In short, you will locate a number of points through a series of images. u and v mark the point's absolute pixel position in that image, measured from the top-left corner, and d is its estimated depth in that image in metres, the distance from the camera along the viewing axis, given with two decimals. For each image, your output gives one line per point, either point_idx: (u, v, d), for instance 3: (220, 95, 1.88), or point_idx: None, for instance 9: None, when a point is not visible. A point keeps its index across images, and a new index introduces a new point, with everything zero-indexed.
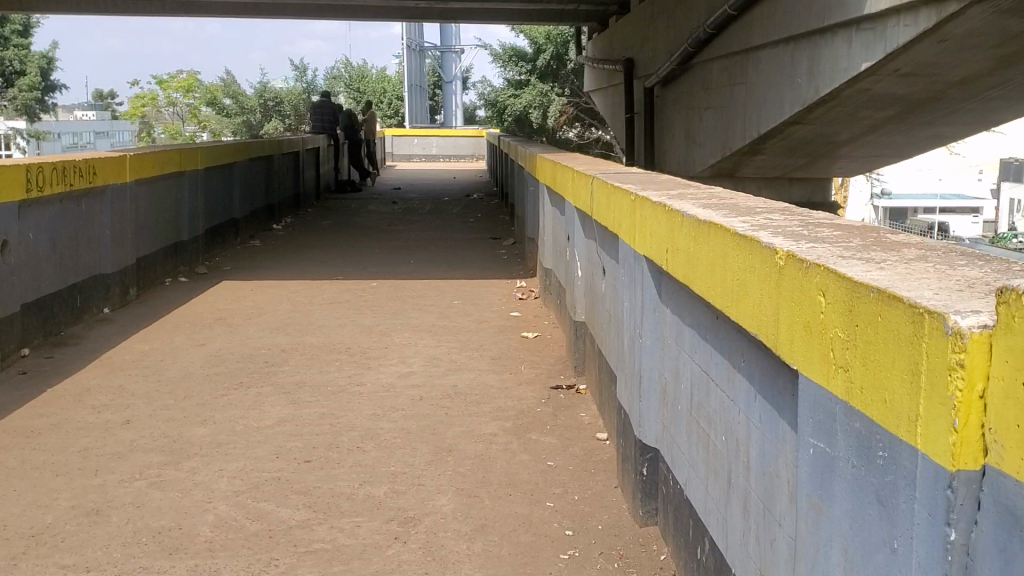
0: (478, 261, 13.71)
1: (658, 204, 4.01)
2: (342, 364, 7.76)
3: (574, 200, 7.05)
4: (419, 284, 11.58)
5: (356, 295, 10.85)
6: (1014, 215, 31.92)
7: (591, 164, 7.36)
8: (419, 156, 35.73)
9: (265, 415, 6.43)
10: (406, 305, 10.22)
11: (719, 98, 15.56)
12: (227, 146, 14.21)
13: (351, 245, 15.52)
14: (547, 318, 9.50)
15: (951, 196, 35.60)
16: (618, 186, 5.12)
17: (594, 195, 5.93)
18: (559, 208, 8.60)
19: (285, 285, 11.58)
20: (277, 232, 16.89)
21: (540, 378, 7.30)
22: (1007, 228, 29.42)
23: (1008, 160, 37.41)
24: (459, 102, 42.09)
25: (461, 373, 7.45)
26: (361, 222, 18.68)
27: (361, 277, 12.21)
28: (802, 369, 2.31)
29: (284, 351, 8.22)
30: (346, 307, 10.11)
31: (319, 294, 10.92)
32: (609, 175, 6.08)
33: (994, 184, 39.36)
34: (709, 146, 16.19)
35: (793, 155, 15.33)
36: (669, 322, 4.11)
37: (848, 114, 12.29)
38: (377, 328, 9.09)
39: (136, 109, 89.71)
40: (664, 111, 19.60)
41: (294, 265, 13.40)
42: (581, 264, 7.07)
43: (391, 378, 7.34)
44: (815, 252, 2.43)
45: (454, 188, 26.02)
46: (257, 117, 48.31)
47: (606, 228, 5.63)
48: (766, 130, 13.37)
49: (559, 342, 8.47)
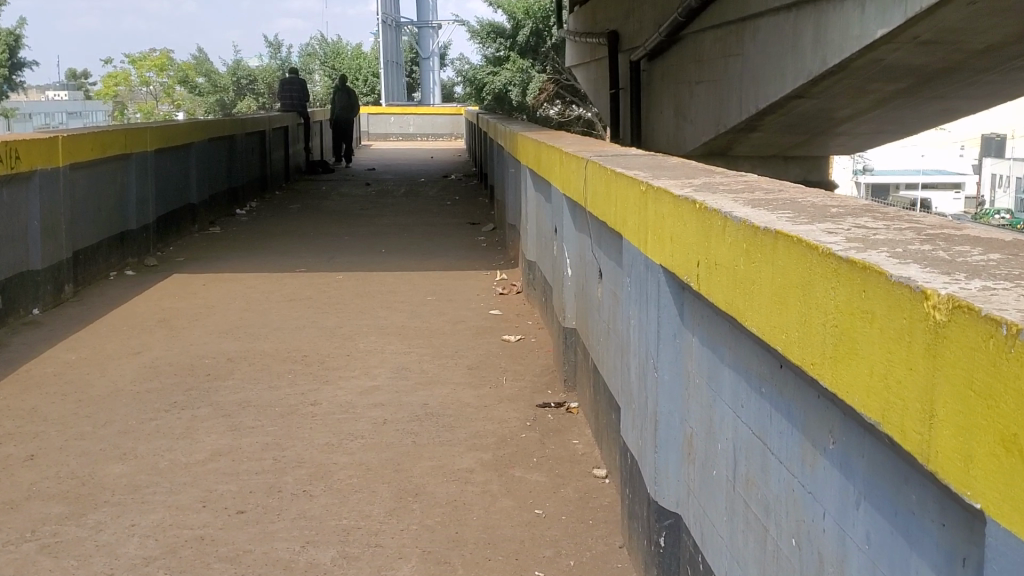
0: (454, 249, 12.68)
1: (682, 199, 3.00)
2: (297, 378, 6.73)
3: (561, 187, 6.05)
4: (389, 277, 10.53)
5: (319, 290, 9.80)
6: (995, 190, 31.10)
7: (582, 145, 6.35)
8: (395, 135, 34.58)
9: (196, 447, 5.39)
10: (374, 303, 9.17)
11: (713, 72, 14.54)
12: (182, 127, 13.13)
13: (319, 232, 14.46)
14: (531, 317, 8.48)
15: (936, 172, 34.76)
16: (621, 171, 4.12)
17: (589, 181, 4.91)
18: (544, 194, 7.58)
19: (243, 279, 10.52)
20: (240, 219, 15.80)
21: (525, 394, 6.28)
22: (991, 205, 28.59)
23: (993, 134, 36.72)
24: (436, 80, 40.93)
25: (433, 388, 6.43)
26: (331, 207, 17.61)
27: (327, 268, 11.16)
28: (990, 509, 1.33)
29: (231, 362, 7.17)
30: (307, 306, 9.07)
31: (278, 289, 9.87)
32: (604, 157, 5.08)
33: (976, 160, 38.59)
34: (702, 123, 15.17)
35: (791, 132, 14.34)
36: (697, 356, 3.11)
37: (856, 87, 11.28)
38: (339, 331, 8.05)
39: (108, 89, 87.79)
40: (652, 86, 18.55)
41: (254, 255, 12.34)
42: (572, 262, 6.05)
43: (351, 395, 6.31)
44: (998, 299, 1.44)
45: (431, 168, 24.94)
46: (229, 96, 47.02)
47: (604, 223, 4.63)
48: (765, 105, 12.36)
49: (544, 346, 7.46)
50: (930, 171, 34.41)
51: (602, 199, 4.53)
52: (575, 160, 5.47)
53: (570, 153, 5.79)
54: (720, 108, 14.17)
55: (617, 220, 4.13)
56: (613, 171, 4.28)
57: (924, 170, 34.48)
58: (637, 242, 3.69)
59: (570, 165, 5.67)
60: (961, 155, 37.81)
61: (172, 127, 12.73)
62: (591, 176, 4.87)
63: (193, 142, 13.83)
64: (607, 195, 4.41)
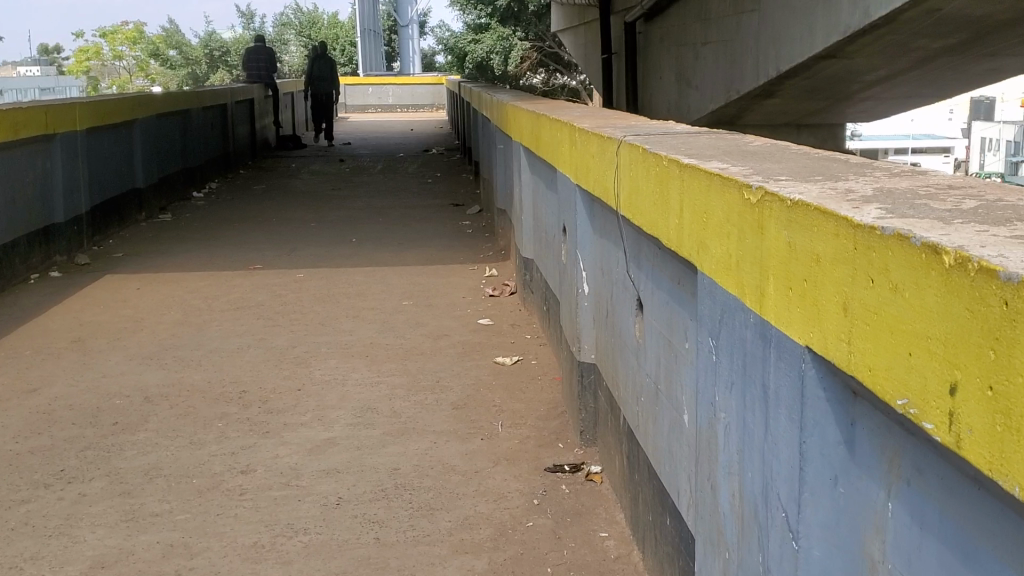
0: (435, 237, 11.13)
1: (882, 238, 1.48)
2: (228, 428, 5.16)
3: (573, 176, 4.50)
4: (359, 276, 8.97)
5: (273, 295, 8.22)
6: (987, 155, 30.01)
7: (599, 119, 4.78)
8: (374, 107, 32.87)
9: (70, 555, 3.83)
10: (337, 312, 7.60)
11: (722, 31, 12.96)
12: (119, 101, 11.52)
13: (283, 218, 12.86)
14: (529, 330, 6.93)
15: (929, 138, 33.54)
16: (684, 161, 2.59)
17: (622, 172, 3.36)
18: (546, 180, 6.01)
19: (185, 280, 8.93)
20: (196, 203, 14.20)
21: (527, 451, 4.73)
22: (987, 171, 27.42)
23: (983, 97, 35.70)
24: (415, 49, 39.17)
25: (406, 442, 4.88)
26: (300, 187, 16.01)
27: (288, 264, 9.59)
28: None
29: (148, 404, 5.59)
30: (257, 317, 7.49)
31: (225, 294, 8.28)
32: (643, 134, 3.54)
33: (966, 123, 37.45)
34: (710, 90, 13.60)
35: (812, 98, 12.79)
36: (895, 543, 1.60)
37: (897, 45, 9.75)
38: (292, 353, 6.49)
39: (82, 63, 85.49)
40: (650, 50, 16.96)
41: (203, 248, 10.74)
42: (589, 276, 4.49)
43: (296, 456, 4.74)
44: None
45: (412, 142, 23.33)
46: (200, 69, 45.07)
47: (650, 235, 3.08)
48: (788, 67, 10.83)
49: (549, 373, 5.91)
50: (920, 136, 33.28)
51: (647, 200, 3.01)
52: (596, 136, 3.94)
53: (587, 129, 4.25)
54: (732, 71, 12.62)
55: (681, 237, 2.61)
56: (668, 159, 2.77)
57: (915, 135, 33.32)
58: (732, 284, 2.18)
59: (586, 144, 4.14)
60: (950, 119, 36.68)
61: (107, 102, 11.11)
62: (624, 163, 3.36)
63: (136, 118, 12.21)
64: (657, 194, 2.88)
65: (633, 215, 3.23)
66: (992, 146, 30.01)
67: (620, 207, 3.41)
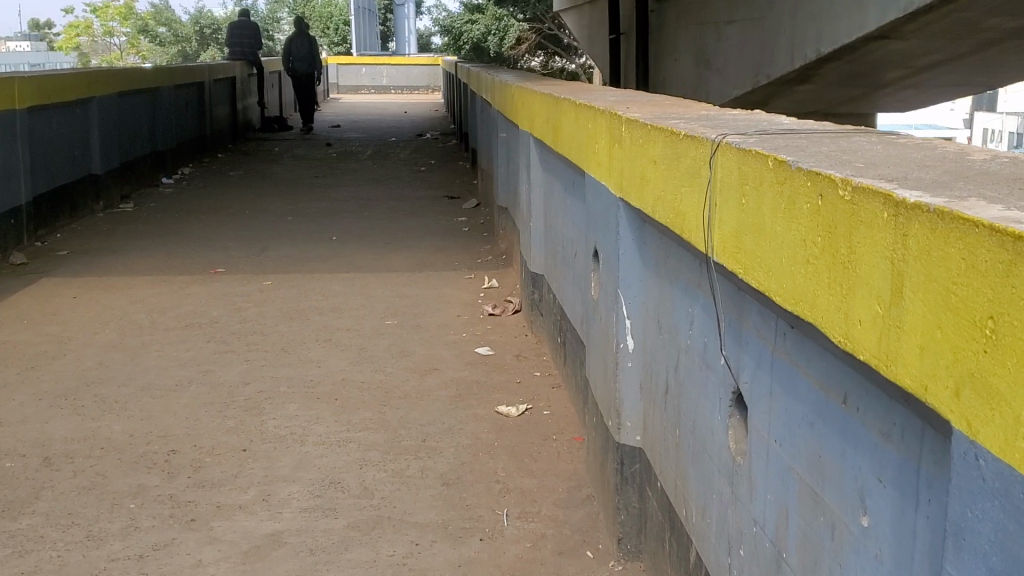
0: (426, 236, 9.83)
1: None
2: (142, 514, 3.86)
3: (616, 185, 3.21)
4: (336, 285, 7.66)
5: (233, 309, 6.91)
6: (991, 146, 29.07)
7: (649, 105, 3.48)
8: (369, 89, 31.48)
9: None
10: (304, 334, 6.28)
11: (749, 8, 11.65)
12: (69, 77, 10.17)
13: (258, 210, 11.53)
14: (537, 364, 5.63)
15: (935, 128, 32.57)
16: (904, 199, 1.31)
17: (721, 196, 2.08)
18: (569, 181, 4.71)
19: (132, 288, 7.61)
20: (164, 190, 12.86)
21: (542, 563, 3.43)
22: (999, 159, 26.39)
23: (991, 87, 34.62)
24: (412, 29, 37.72)
25: (377, 543, 3.57)
26: (281, 175, 14.68)
27: (256, 268, 8.28)
28: None
29: (44, 470, 4.28)
30: (208, 340, 6.17)
31: (175, 308, 6.96)
32: (748, 133, 2.25)
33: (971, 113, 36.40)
34: (735, 74, 12.29)
35: (849, 85, 11.50)
36: None
37: (962, 25, 8.47)
38: (243, 394, 5.18)
39: (72, 39, 83.74)
40: (665, 30, 15.66)
41: (160, 245, 9.40)
42: (638, 330, 3.19)
43: (225, 566, 3.45)
44: None
45: (405, 125, 21.98)
46: (190, 46, 43.54)
47: (782, 307, 1.79)
48: (830, 49, 9.56)
49: (567, 431, 4.60)
50: (926, 127, 32.32)
51: (782, 248, 1.73)
52: (660, 131, 2.67)
53: (638, 119, 2.97)
54: (761, 53, 11.31)
55: (891, 343, 1.35)
56: (845, 184, 1.50)
57: (921, 125, 32.29)
58: None
59: (641, 142, 2.87)
60: (954, 110, 35.70)
61: (54, 77, 9.77)
62: (722, 177, 2.08)
63: (92, 95, 10.87)
64: (809, 243, 1.61)
65: (741, 267, 1.96)
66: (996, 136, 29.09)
67: (714, 248, 2.14)
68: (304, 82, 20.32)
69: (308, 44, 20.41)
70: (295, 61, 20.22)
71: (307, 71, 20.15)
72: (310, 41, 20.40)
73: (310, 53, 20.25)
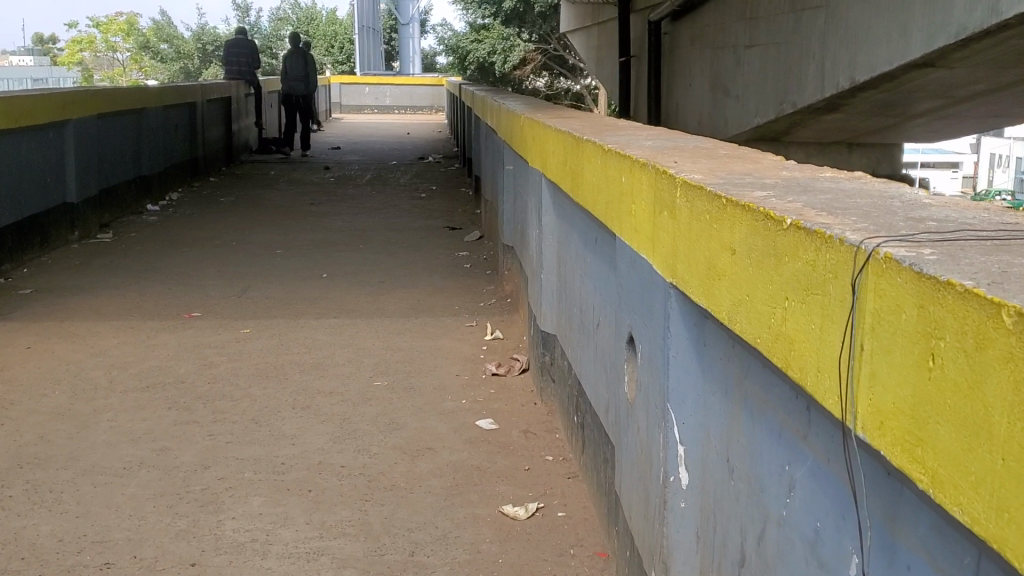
0: (424, 274, 9.04)
1: None
2: None
3: (664, 268, 2.42)
4: (322, 334, 6.85)
5: (203, 365, 6.11)
6: (999, 173, 28.50)
7: (705, 158, 2.70)
8: (372, 108, 30.77)
9: None
10: (281, 398, 5.48)
11: (773, 31, 10.91)
12: (40, 98, 9.42)
13: (245, 241, 10.75)
14: (547, 441, 4.82)
15: (942, 154, 31.98)
16: None
17: (878, 342, 1.30)
18: (592, 236, 3.91)
19: (95, 337, 6.81)
20: (147, 218, 12.08)
21: None
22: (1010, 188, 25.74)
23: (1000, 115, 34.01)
24: (417, 49, 37.02)
25: None
26: (274, 200, 13.91)
27: (236, 312, 7.49)
28: None
29: None
30: (170, 406, 5.37)
31: (139, 364, 6.16)
32: (902, 231, 1.47)
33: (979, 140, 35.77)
34: (755, 101, 11.53)
35: (881, 115, 10.74)
36: None
37: (1017, 52, 7.72)
38: (201, 482, 4.38)
39: (75, 54, 83.16)
40: (679, 53, 14.93)
41: (134, 283, 8.61)
42: (693, 461, 2.37)
43: None
44: None
45: (406, 148, 21.26)
46: (192, 63, 42.82)
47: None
48: (866, 77, 8.82)
49: (586, 543, 3.79)
50: (932, 153, 31.76)
51: None
52: (735, 209, 1.88)
53: (695, 181, 2.19)
54: (787, 79, 10.55)
55: None
56: None
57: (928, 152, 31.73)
58: None
59: (703, 218, 2.08)
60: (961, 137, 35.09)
61: (22, 99, 9.01)
62: (879, 311, 1.30)
63: (66, 118, 10.13)
64: None
65: (926, 475, 1.19)
66: (1004, 162, 28.49)
67: (860, 420, 1.36)
68: (302, 102, 19.39)
69: (303, 62, 19.40)
70: (291, 81, 19.24)
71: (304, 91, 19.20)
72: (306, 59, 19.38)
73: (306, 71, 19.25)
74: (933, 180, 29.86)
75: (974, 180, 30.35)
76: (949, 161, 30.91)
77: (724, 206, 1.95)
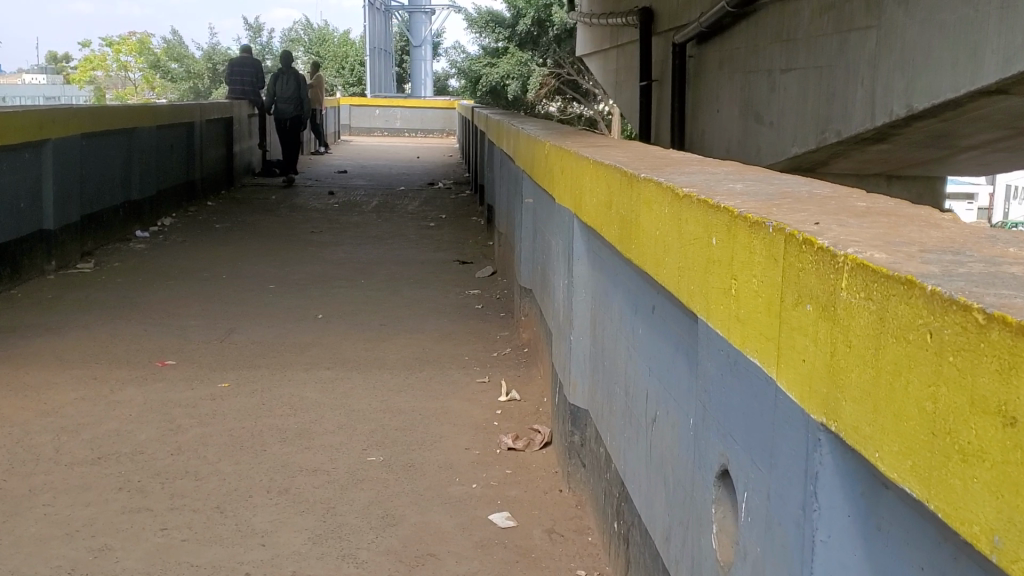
0: (430, 315, 8.13)
1: None
2: None
3: (805, 398, 1.53)
4: (311, 391, 5.94)
5: (169, 430, 5.20)
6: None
7: (850, 216, 1.79)
8: (381, 131, 30.01)
9: None
10: (255, 478, 4.56)
11: (814, 54, 10.04)
12: (14, 114, 8.57)
13: (237, 273, 9.86)
14: (578, 545, 3.90)
15: (964, 184, 31.06)
16: None
17: None
18: (644, 301, 3.02)
19: (50, 390, 5.90)
20: (134, 246, 11.21)
21: None
22: None
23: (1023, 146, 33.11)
24: (429, 71, 36.36)
25: None
26: (273, 227, 13.05)
27: (216, 361, 6.58)
28: None
29: None
30: (121, 486, 4.45)
31: (94, 428, 5.24)
32: None
33: None
34: (792, 129, 10.65)
35: (931, 146, 9.85)
36: None
37: None
38: None
39: (87, 73, 82.52)
40: (705, 77, 14.09)
41: (107, 322, 7.71)
42: None
43: None
44: None
45: (416, 172, 20.43)
46: (201, 83, 42.13)
47: None
48: (923, 105, 7.94)
49: None
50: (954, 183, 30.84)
51: None
52: (1011, 341, 1.01)
53: (877, 265, 1.31)
54: (829, 106, 9.68)
55: None
56: None
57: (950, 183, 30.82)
58: None
59: (906, 337, 1.21)
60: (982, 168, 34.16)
61: None
62: None
63: (44, 137, 9.27)
64: None
65: None
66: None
67: None
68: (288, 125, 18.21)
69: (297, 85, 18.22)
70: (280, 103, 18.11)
71: (292, 112, 18.04)
72: (298, 80, 18.30)
73: (296, 93, 18.09)
74: (955, 211, 28.95)
75: (998, 212, 29.41)
76: (970, 191, 30.00)
77: (973, 326, 1.08)
